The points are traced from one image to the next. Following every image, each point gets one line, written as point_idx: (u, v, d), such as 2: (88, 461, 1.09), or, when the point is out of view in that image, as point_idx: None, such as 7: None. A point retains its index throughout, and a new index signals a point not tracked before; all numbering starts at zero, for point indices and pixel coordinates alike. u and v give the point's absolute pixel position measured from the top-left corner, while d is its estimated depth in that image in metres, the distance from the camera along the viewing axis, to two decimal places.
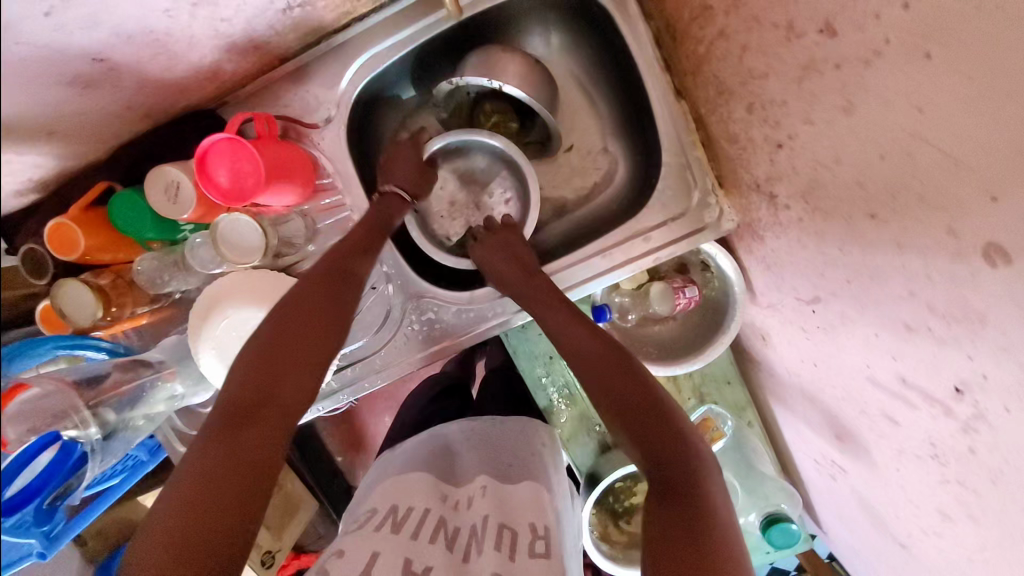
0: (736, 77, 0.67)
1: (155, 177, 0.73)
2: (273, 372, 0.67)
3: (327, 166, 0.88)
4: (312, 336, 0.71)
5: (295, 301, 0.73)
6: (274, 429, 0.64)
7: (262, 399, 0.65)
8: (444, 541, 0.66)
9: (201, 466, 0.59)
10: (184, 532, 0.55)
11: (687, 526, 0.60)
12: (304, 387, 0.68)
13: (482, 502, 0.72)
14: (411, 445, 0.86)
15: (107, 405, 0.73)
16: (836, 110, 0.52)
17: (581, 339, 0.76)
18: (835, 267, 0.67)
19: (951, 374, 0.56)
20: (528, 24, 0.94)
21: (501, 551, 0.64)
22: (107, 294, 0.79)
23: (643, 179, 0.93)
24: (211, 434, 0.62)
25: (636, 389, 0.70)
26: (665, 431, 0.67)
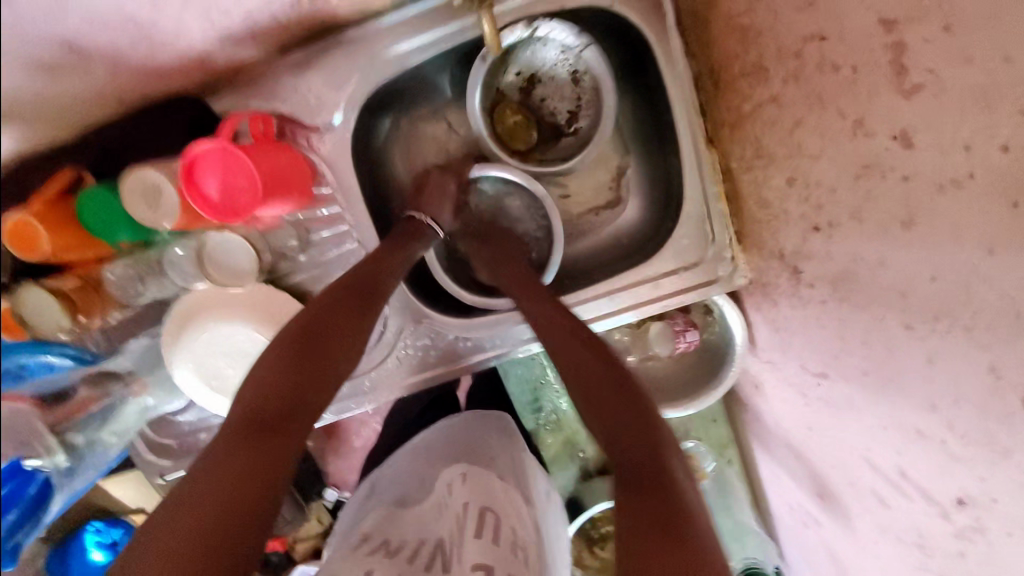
0: (782, 147, 0.64)
1: (134, 182, 0.68)
2: (297, 378, 0.66)
3: (327, 175, 0.80)
4: (336, 348, 0.70)
5: (321, 308, 0.72)
6: (296, 439, 0.61)
7: (286, 407, 0.63)
8: (439, 565, 0.58)
9: (219, 463, 0.55)
10: (189, 535, 0.49)
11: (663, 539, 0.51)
12: (325, 394, 0.68)
13: (461, 489, 0.69)
14: (400, 465, 0.82)
15: (71, 428, 0.77)
16: (894, 222, 0.51)
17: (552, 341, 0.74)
18: (852, 356, 0.65)
19: (955, 484, 0.56)
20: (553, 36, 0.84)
21: (483, 538, 0.60)
22: (74, 301, 0.73)
23: (661, 219, 0.88)
24: (230, 440, 0.58)
25: (636, 422, 0.64)
26: (650, 469, 0.59)
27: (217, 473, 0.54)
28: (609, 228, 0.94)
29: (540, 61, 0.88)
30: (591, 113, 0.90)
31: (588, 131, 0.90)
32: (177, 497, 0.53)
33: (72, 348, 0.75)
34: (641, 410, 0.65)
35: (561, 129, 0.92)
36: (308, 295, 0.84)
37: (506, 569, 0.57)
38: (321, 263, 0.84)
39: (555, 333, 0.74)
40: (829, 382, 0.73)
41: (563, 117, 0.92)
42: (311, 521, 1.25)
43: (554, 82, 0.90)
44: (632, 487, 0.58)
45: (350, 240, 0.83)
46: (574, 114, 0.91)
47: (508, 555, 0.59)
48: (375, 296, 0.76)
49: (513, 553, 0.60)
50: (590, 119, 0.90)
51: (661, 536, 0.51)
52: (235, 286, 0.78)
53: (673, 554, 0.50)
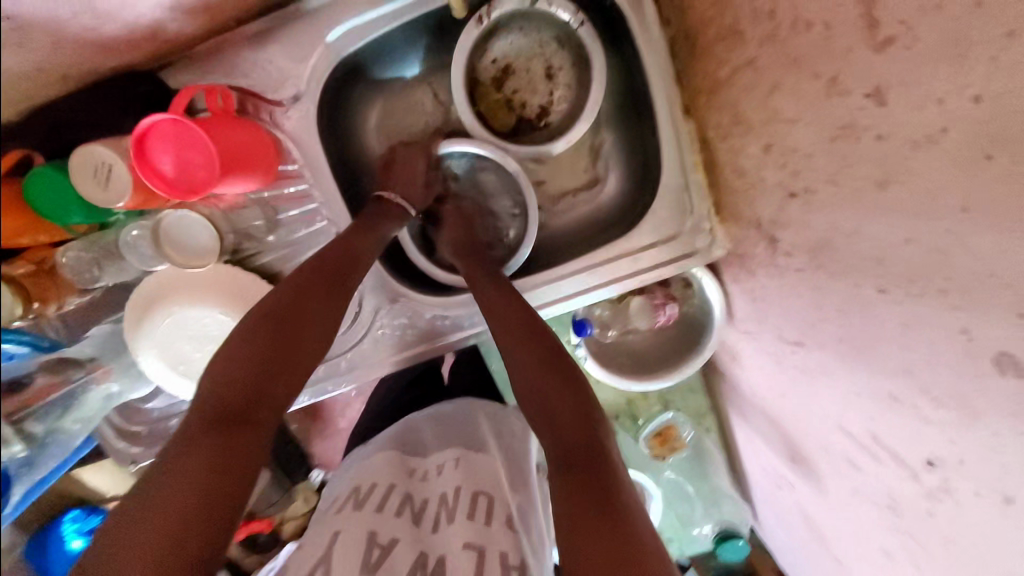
0: (759, 114, 0.63)
1: (82, 158, 0.63)
2: (263, 369, 0.63)
3: (293, 152, 0.77)
4: (304, 333, 0.67)
5: (288, 293, 0.69)
6: (264, 431, 0.60)
7: (251, 399, 0.61)
8: (409, 515, 0.62)
9: (182, 462, 0.53)
10: (156, 537, 0.48)
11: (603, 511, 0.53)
12: (294, 385, 0.65)
13: (451, 473, 0.67)
14: (390, 432, 0.80)
15: (32, 415, 0.72)
16: (868, 182, 0.50)
17: (518, 329, 0.73)
18: (827, 324, 0.65)
19: (926, 447, 0.56)
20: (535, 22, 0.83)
21: (475, 519, 0.60)
22: (25, 288, 0.70)
23: (638, 192, 0.87)
24: (196, 437, 0.56)
25: (577, 407, 0.65)
26: (584, 452, 0.60)
27: (182, 472, 0.52)
28: (588, 202, 0.93)
29: (515, 51, 0.86)
30: (562, 110, 0.88)
31: (558, 128, 0.88)
32: (141, 499, 0.51)
33: (27, 336, 0.69)
34: (579, 393, 0.67)
35: (529, 124, 0.89)
36: (279, 276, 0.82)
37: (497, 546, 0.57)
38: (291, 244, 0.81)
39: (500, 315, 0.74)
40: (805, 349, 0.74)
41: (532, 112, 0.88)
42: (298, 501, 1.22)
43: (527, 73, 0.87)
44: (572, 464, 0.59)
45: (320, 218, 0.80)
46: (544, 110, 0.88)
47: (501, 531, 0.59)
48: (349, 276, 0.73)
49: (511, 531, 0.60)
50: (560, 116, 0.88)
51: (596, 509, 0.53)
52: (198, 266, 0.75)
53: (604, 525, 0.51)
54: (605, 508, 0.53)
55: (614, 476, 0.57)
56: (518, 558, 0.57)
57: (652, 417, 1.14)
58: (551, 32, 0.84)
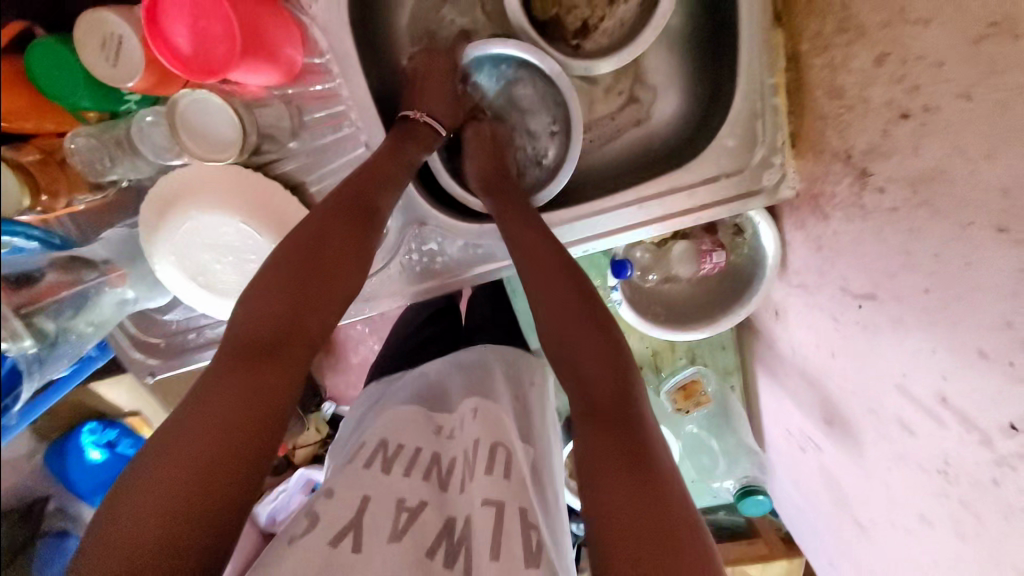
0: (879, 13, 0.56)
1: (88, 27, 0.58)
2: (290, 303, 0.56)
3: (322, 44, 0.69)
4: (341, 266, 0.61)
5: (313, 230, 0.61)
6: (301, 363, 0.55)
7: (287, 329, 0.55)
8: (436, 479, 0.58)
9: (204, 408, 0.49)
10: (183, 469, 0.45)
11: (636, 492, 0.49)
12: (323, 323, 0.59)
13: (471, 424, 0.63)
14: (421, 372, 0.77)
15: (43, 313, 0.62)
16: (1017, 92, 0.43)
17: (548, 275, 0.65)
18: (913, 273, 0.58)
19: (1011, 409, 0.51)
20: None
21: (494, 474, 0.56)
22: (33, 177, 0.63)
23: (703, 120, 0.78)
24: (229, 367, 0.52)
25: (608, 370, 0.58)
26: (615, 407, 0.56)
27: (213, 403, 0.49)
28: (641, 130, 0.84)
29: None
30: (603, 36, 0.76)
31: (589, 54, 0.77)
32: (165, 438, 0.47)
33: (37, 231, 0.63)
34: (613, 346, 0.60)
35: (563, 36, 0.77)
36: (298, 186, 0.75)
37: (518, 502, 0.55)
38: (314, 151, 0.75)
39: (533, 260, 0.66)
40: (875, 303, 0.67)
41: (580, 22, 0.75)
42: (310, 431, 1.24)
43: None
44: (596, 422, 0.56)
45: (348, 122, 0.73)
46: (585, 28, 0.76)
47: (518, 483, 0.57)
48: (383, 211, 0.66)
49: (525, 486, 0.57)
50: (597, 42, 0.76)
51: (626, 476, 0.50)
52: (218, 158, 0.69)
53: (641, 503, 0.48)
54: (633, 477, 0.50)
55: (642, 439, 0.54)
56: (535, 517, 0.54)
57: (676, 371, 1.10)
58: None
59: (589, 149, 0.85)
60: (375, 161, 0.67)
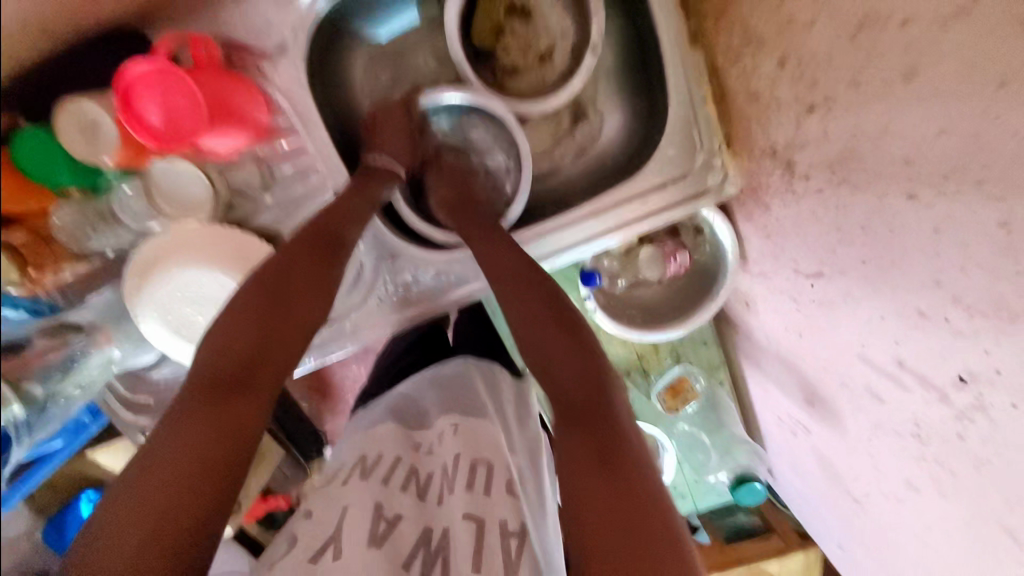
0: (773, 23, 0.63)
1: (67, 116, 0.63)
2: (257, 334, 0.61)
3: (282, 102, 0.74)
4: (299, 301, 0.65)
5: (274, 269, 0.65)
6: (266, 400, 0.58)
7: (251, 366, 0.59)
8: (414, 489, 0.61)
9: (179, 437, 0.52)
10: (143, 500, 0.48)
11: (607, 474, 0.53)
12: (292, 350, 0.63)
13: (451, 441, 0.66)
14: (395, 398, 0.80)
15: (30, 378, 0.72)
16: (895, 76, 0.49)
17: (524, 283, 0.70)
18: (851, 246, 0.63)
19: (957, 363, 0.54)
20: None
21: (473, 491, 0.59)
22: (21, 254, 0.68)
23: (643, 134, 0.84)
24: (188, 404, 0.54)
25: (578, 373, 0.63)
26: (588, 396, 0.61)
27: (174, 439, 0.52)
28: (592, 146, 0.89)
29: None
30: (523, 84, 0.85)
31: (510, 93, 0.84)
32: (144, 467, 0.50)
33: (24, 303, 0.71)
34: (586, 352, 0.64)
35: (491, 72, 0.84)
36: (277, 236, 0.80)
37: (496, 516, 0.57)
38: (289, 203, 0.80)
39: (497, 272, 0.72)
40: (823, 282, 0.71)
41: (503, 69, 0.84)
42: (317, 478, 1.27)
43: (535, 32, 0.82)
44: (575, 422, 0.59)
45: (314, 173, 0.79)
46: (511, 71, 0.84)
47: (502, 497, 0.59)
48: (348, 242, 0.71)
49: (511, 497, 0.59)
50: (517, 87, 0.85)
51: (593, 470, 0.54)
52: (190, 219, 0.74)
53: (608, 481, 0.53)
54: (605, 475, 0.53)
55: (617, 432, 0.58)
56: (517, 522, 0.57)
57: (663, 372, 1.13)
58: (575, 28, 0.81)
59: (561, 164, 0.90)
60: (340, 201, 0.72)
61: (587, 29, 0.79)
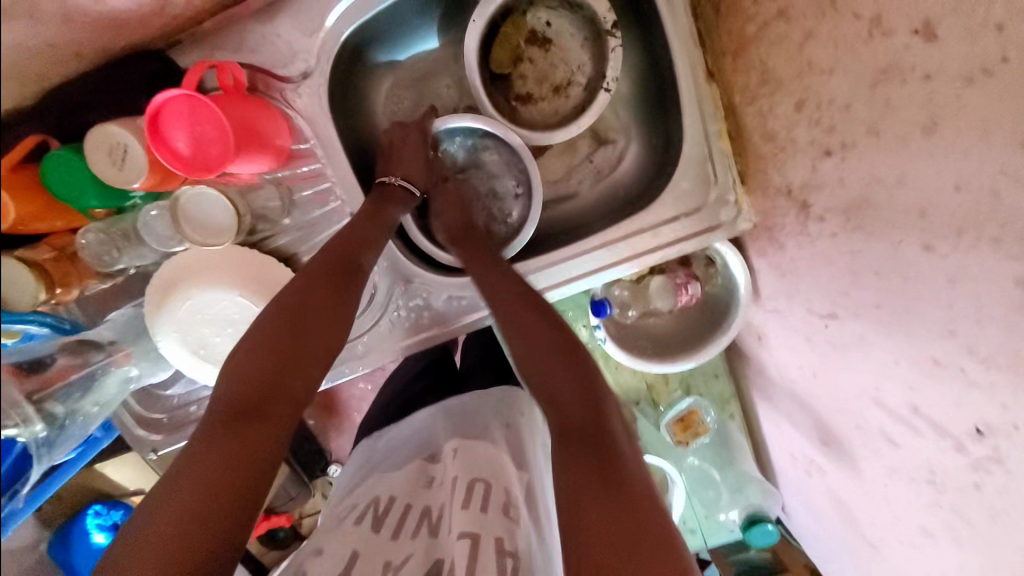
0: (791, 67, 0.64)
1: (97, 137, 0.63)
2: (279, 359, 0.61)
3: (305, 130, 0.77)
4: (321, 324, 0.65)
5: (297, 293, 0.66)
6: (280, 427, 0.58)
7: (270, 391, 0.59)
8: (426, 528, 0.61)
9: (200, 460, 0.53)
10: (159, 534, 0.48)
11: (608, 499, 0.54)
12: (312, 375, 0.63)
13: (454, 463, 0.66)
14: (409, 427, 0.79)
15: (53, 396, 0.64)
16: (913, 128, 0.49)
17: (524, 312, 0.72)
18: (865, 290, 0.62)
19: (974, 413, 0.54)
20: (564, 29, 0.85)
21: (471, 508, 0.60)
22: (48, 273, 0.67)
23: (657, 167, 0.85)
24: (211, 426, 0.55)
25: (579, 393, 0.65)
26: (586, 429, 0.61)
27: (189, 469, 0.52)
28: (606, 177, 0.90)
29: (557, 33, 0.85)
30: (537, 111, 0.86)
31: (523, 120, 0.86)
32: (164, 488, 0.51)
33: (49, 317, 0.68)
34: (585, 375, 0.66)
35: (507, 95, 0.85)
36: (292, 257, 0.81)
37: (494, 534, 0.57)
38: (306, 226, 0.81)
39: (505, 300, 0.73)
40: (839, 322, 0.70)
41: (518, 94, 0.86)
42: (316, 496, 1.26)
43: (554, 64, 0.85)
44: (576, 446, 0.60)
45: (333, 198, 0.80)
46: (526, 99, 0.86)
47: (498, 519, 0.59)
48: (364, 267, 0.72)
49: (506, 517, 0.60)
50: (530, 113, 0.86)
51: (598, 495, 0.54)
52: (216, 244, 0.73)
53: (617, 509, 0.52)
54: (609, 495, 0.54)
55: (617, 459, 0.58)
56: (513, 543, 0.57)
57: (672, 403, 1.11)
58: (592, 64, 0.84)
59: (579, 191, 0.91)
60: (353, 224, 0.73)
61: (603, 66, 0.81)
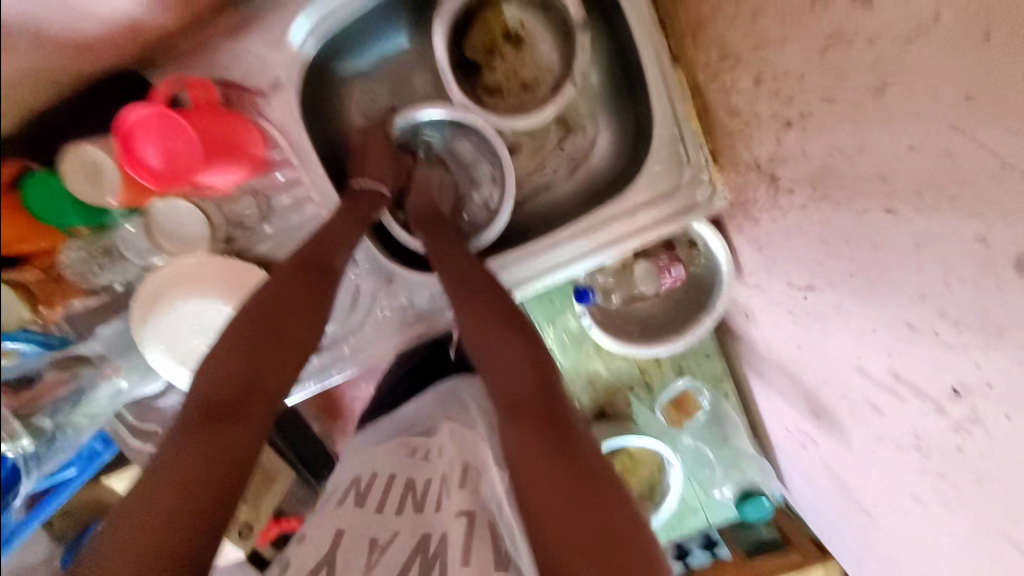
0: (747, 41, 0.65)
1: (71, 160, 0.66)
2: (253, 361, 0.62)
3: (279, 138, 0.76)
4: (293, 321, 0.67)
5: (267, 293, 0.67)
6: (258, 425, 0.60)
7: (244, 390, 0.60)
8: (411, 505, 0.62)
9: (173, 462, 0.54)
10: (139, 532, 0.50)
11: (565, 486, 0.51)
12: (288, 371, 0.65)
13: (449, 450, 0.68)
14: (396, 426, 0.81)
15: (39, 411, 0.74)
16: (866, 91, 0.50)
17: (482, 297, 0.71)
18: (838, 260, 0.62)
19: (949, 373, 0.54)
20: (536, 22, 0.86)
21: (466, 489, 0.61)
22: (34, 293, 0.72)
23: (631, 150, 0.85)
24: (186, 428, 0.57)
25: (535, 376, 0.62)
26: (546, 404, 0.59)
27: (168, 470, 0.53)
28: (582, 165, 0.91)
29: (529, 26, 0.86)
30: (506, 102, 0.87)
31: (487, 108, 0.86)
32: (143, 490, 0.53)
33: (35, 335, 0.72)
34: (533, 356, 0.64)
35: (474, 83, 0.85)
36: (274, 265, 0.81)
37: (489, 512, 0.59)
38: (285, 230, 0.81)
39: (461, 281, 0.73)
40: (816, 294, 0.71)
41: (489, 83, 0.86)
42: None
43: (525, 57, 0.86)
44: (529, 425, 0.57)
45: (310, 204, 0.79)
46: (494, 91, 0.86)
47: (496, 487, 0.62)
48: (337, 265, 0.73)
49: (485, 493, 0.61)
50: (498, 103, 0.86)
51: (564, 488, 0.51)
52: (190, 255, 0.76)
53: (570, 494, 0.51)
54: (564, 472, 0.52)
55: (576, 438, 0.56)
56: (507, 525, 0.58)
57: (665, 386, 1.12)
58: (560, 66, 0.85)
59: (556, 179, 0.92)
60: (330, 225, 0.74)
61: (570, 63, 0.82)
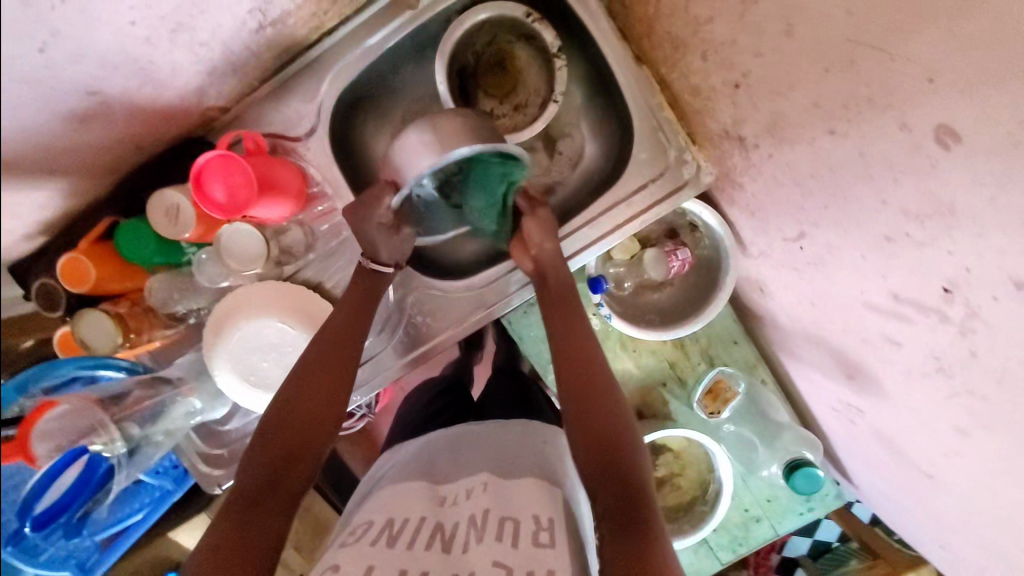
0: (686, 28, 0.78)
1: (156, 202, 0.81)
2: (288, 438, 0.70)
3: (315, 176, 0.92)
4: (325, 395, 0.73)
5: (306, 369, 0.75)
6: (291, 501, 0.67)
7: (279, 467, 0.68)
8: (439, 545, 0.59)
9: (217, 544, 0.60)
10: None
11: (628, 539, 0.59)
12: (319, 442, 0.71)
13: (477, 497, 0.65)
14: (418, 443, 0.82)
15: (129, 420, 0.82)
16: (778, 34, 0.63)
17: (577, 351, 0.76)
18: (813, 196, 0.69)
19: (937, 275, 0.57)
20: (523, 53, 1.00)
21: (502, 541, 0.58)
22: (125, 322, 0.86)
23: (618, 146, 0.95)
24: (230, 509, 0.63)
25: (610, 417, 0.70)
26: (615, 444, 0.68)
27: (209, 553, 0.60)
28: (577, 169, 1.02)
29: (519, 56, 1.00)
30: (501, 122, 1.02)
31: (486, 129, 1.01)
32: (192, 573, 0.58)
33: (126, 362, 0.86)
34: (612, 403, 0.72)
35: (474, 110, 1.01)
36: (318, 286, 0.94)
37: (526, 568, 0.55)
38: (325, 255, 0.94)
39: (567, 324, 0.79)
40: (808, 239, 0.75)
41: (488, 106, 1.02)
42: None
43: (516, 84, 1.01)
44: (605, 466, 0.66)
45: (346, 228, 0.94)
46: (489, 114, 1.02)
47: (531, 551, 0.57)
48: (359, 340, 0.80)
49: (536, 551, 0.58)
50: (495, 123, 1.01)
51: (627, 533, 0.60)
52: (249, 269, 0.87)
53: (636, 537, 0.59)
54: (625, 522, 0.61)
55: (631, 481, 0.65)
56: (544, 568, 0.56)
57: (698, 379, 1.11)
58: (545, 89, 0.98)
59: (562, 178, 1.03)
60: (350, 297, 0.82)
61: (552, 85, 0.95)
